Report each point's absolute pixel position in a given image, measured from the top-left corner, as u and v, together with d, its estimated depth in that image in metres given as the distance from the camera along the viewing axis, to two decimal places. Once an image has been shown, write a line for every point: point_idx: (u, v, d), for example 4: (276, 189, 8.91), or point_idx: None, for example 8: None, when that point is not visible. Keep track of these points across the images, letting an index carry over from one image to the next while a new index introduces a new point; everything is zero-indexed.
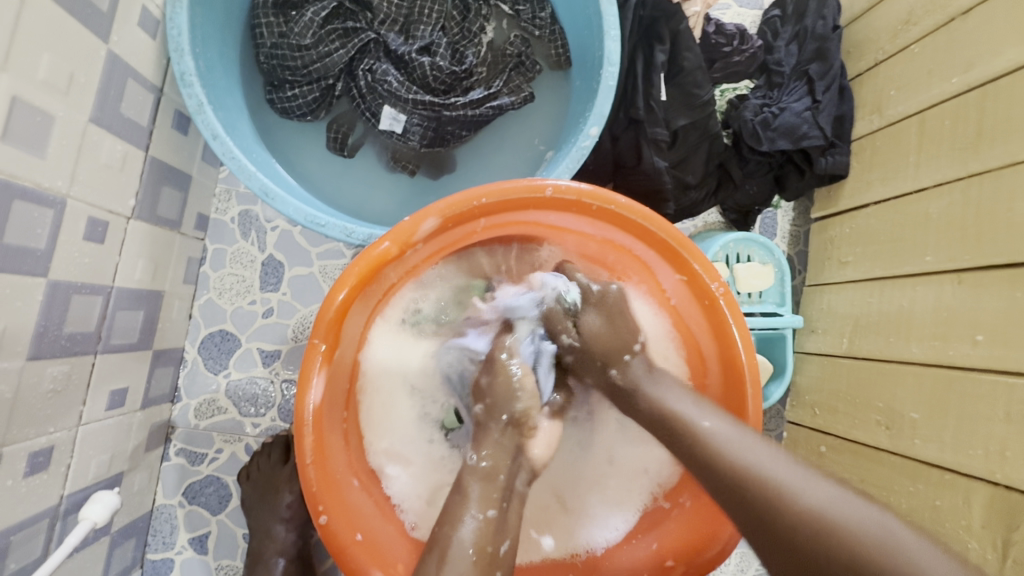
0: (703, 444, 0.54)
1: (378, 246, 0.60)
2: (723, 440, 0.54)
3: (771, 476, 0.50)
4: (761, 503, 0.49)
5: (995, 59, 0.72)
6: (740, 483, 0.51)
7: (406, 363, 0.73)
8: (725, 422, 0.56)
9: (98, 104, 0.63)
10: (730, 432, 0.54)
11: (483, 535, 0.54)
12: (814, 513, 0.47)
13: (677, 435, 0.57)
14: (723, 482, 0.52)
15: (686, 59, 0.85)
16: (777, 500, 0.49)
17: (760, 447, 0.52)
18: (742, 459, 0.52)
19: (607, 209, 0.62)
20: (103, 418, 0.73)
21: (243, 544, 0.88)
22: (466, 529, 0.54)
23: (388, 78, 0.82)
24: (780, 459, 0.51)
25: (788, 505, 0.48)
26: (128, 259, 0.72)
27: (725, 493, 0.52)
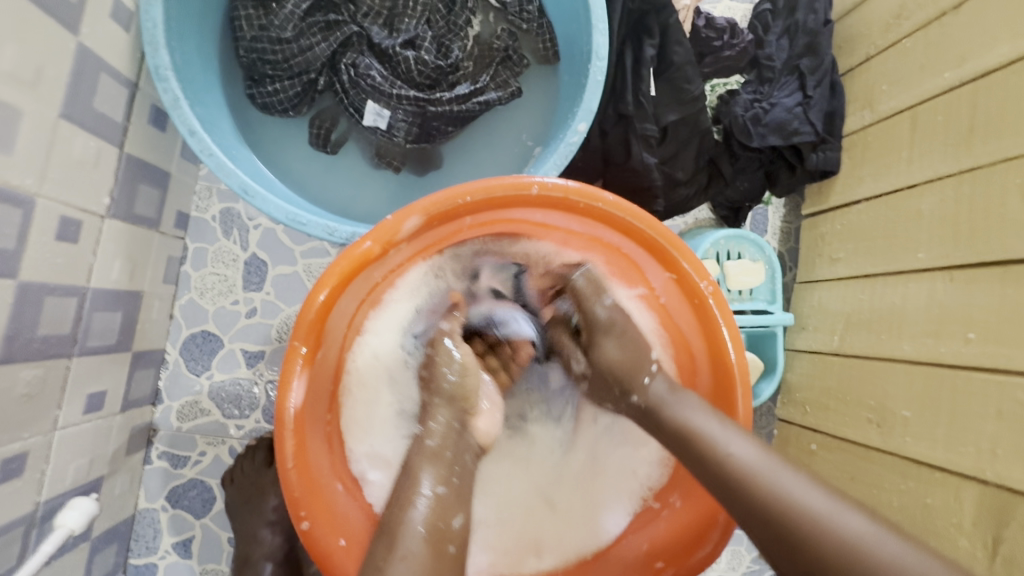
0: (732, 471, 0.50)
1: (360, 245, 0.58)
2: (753, 466, 0.49)
3: (806, 507, 0.45)
4: (794, 537, 0.44)
5: (988, 53, 0.71)
6: (771, 513, 0.46)
7: (387, 360, 0.72)
8: (757, 448, 0.50)
9: (68, 99, 0.61)
10: (764, 461, 0.49)
11: (435, 513, 0.52)
12: (853, 546, 0.42)
13: (702, 455, 0.52)
14: (753, 512, 0.47)
15: (676, 54, 0.84)
16: (815, 537, 0.43)
17: (795, 478, 0.47)
18: (775, 488, 0.47)
19: (594, 207, 0.61)
20: (80, 422, 0.71)
21: (228, 548, 0.87)
22: (418, 509, 0.52)
23: (372, 72, 0.80)
24: (814, 488, 0.46)
25: (828, 540, 0.43)
26: (103, 258, 0.70)
27: (753, 523, 0.47)
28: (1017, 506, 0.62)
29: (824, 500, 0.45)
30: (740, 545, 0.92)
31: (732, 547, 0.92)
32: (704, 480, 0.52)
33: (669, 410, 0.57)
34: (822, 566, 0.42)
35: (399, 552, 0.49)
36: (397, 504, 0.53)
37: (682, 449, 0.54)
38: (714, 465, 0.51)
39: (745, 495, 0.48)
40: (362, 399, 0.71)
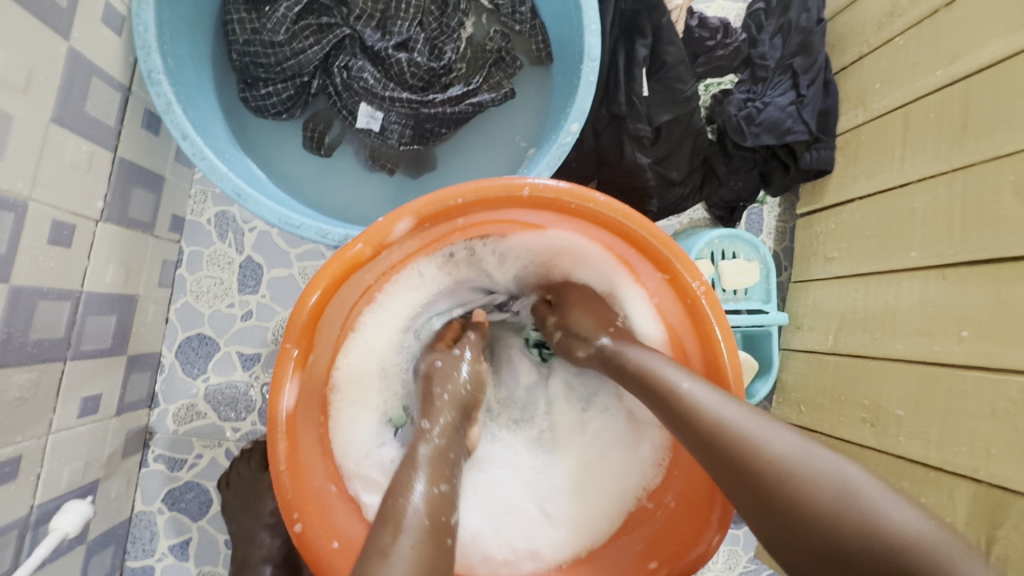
0: (676, 401, 0.50)
1: (351, 247, 0.58)
2: (697, 397, 0.49)
3: (742, 429, 0.45)
4: (731, 456, 0.45)
5: (979, 51, 0.71)
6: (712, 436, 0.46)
7: (383, 350, 0.72)
8: (704, 384, 0.51)
9: (59, 103, 0.61)
10: (709, 394, 0.49)
11: (435, 505, 0.49)
12: (780, 460, 0.42)
13: (653, 390, 0.53)
14: (695, 435, 0.48)
15: (669, 54, 0.84)
16: (749, 453, 0.44)
17: (738, 407, 0.47)
18: (713, 414, 0.47)
19: (586, 207, 0.61)
20: (75, 425, 0.71)
21: (225, 550, 0.87)
22: (417, 498, 0.49)
23: (364, 74, 0.80)
24: (756, 416, 0.46)
25: (759, 455, 0.43)
26: (97, 262, 0.71)
27: (696, 446, 0.48)
28: (1011, 504, 0.62)
29: (762, 423, 0.45)
30: (737, 545, 0.92)
31: (729, 546, 0.92)
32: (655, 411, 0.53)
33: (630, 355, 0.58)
34: (758, 483, 0.43)
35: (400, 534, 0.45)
36: (396, 492, 0.50)
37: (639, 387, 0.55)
38: (660, 395, 0.52)
39: (688, 422, 0.49)
40: (349, 396, 0.70)
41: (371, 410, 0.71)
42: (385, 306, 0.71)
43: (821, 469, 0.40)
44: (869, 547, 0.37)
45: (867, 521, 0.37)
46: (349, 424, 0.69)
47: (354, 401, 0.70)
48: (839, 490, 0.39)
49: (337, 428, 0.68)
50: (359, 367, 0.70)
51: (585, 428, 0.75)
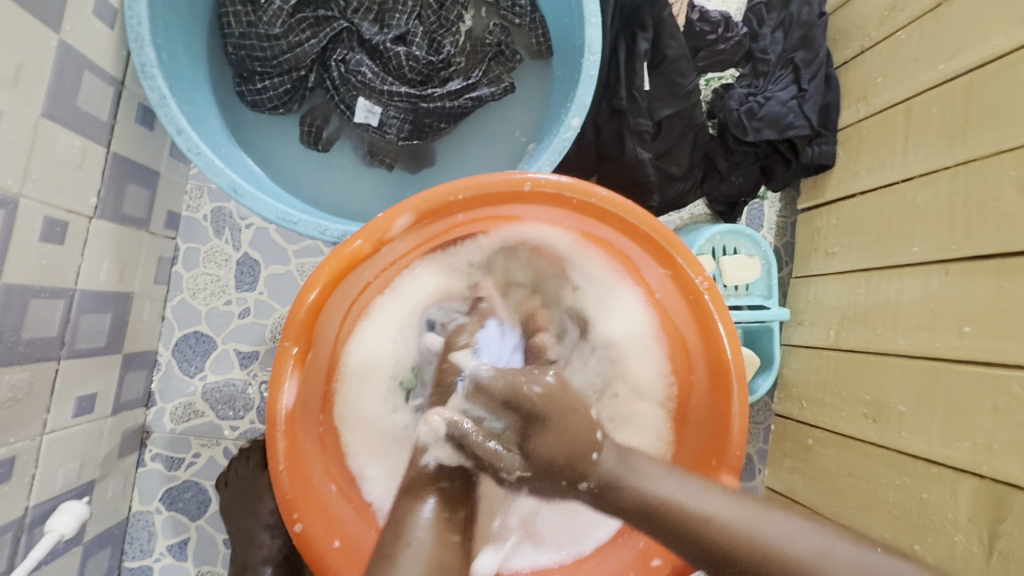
0: (674, 515, 0.50)
1: (351, 244, 0.57)
2: (698, 504, 0.50)
3: (751, 534, 0.48)
4: (742, 559, 0.48)
5: (982, 45, 0.71)
6: (726, 549, 0.48)
7: (397, 334, 0.71)
8: (690, 482, 0.52)
9: (50, 97, 0.60)
10: (699, 496, 0.51)
11: (440, 527, 0.54)
12: (784, 556, 0.47)
13: (644, 508, 0.51)
14: (703, 548, 0.49)
15: (670, 48, 0.83)
16: (756, 550, 0.48)
17: (721, 500, 0.50)
18: (718, 521, 0.49)
19: (588, 202, 0.60)
20: (70, 425, 0.70)
21: (224, 550, 0.86)
22: (420, 529, 0.54)
23: (362, 68, 0.79)
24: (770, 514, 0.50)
25: (768, 557, 0.48)
26: (91, 259, 0.69)
27: (709, 560, 0.49)
28: (1013, 500, 0.62)
29: (755, 512, 0.50)
30: None
31: None
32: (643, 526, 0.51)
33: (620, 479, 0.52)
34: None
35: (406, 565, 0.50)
36: (400, 528, 0.54)
37: (625, 509, 0.52)
38: (657, 510, 0.50)
39: (696, 537, 0.49)
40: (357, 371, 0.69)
41: (381, 390, 0.71)
42: (401, 290, 0.71)
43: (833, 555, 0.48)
44: None
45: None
46: (355, 397, 0.70)
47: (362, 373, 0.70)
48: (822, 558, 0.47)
49: (342, 403, 0.69)
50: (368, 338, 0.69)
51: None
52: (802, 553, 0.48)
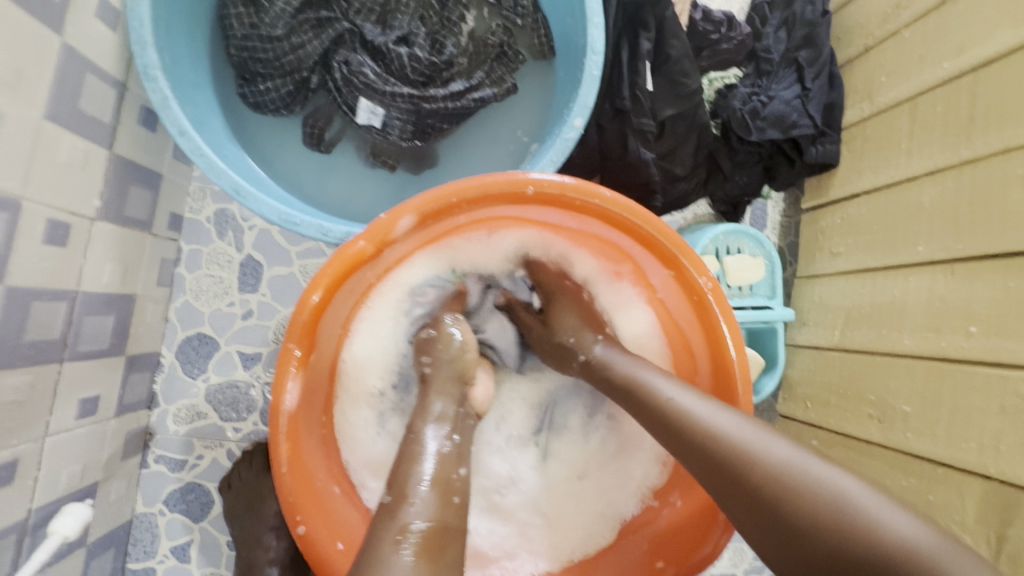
0: (671, 414, 0.52)
1: (354, 245, 0.57)
2: (692, 408, 0.51)
3: (737, 439, 0.47)
4: (735, 470, 0.46)
5: (987, 43, 0.70)
6: (715, 454, 0.47)
7: (391, 337, 0.71)
8: (695, 395, 0.53)
9: (53, 100, 0.60)
10: (713, 411, 0.50)
11: (444, 467, 0.54)
12: (781, 479, 0.43)
13: (646, 406, 0.54)
14: (684, 439, 0.50)
15: (672, 47, 0.83)
16: (725, 443, 0.47)
17: (746, 425, 0.48)
18: (707, 422, 0.49)
19: (591, 203, 0.60)
20: (73, 428, 0.71)
21: (228, 551, 0.86)
22: (425, 465, 0.53)
23: (364, 69, 0.79)
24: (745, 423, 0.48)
25: (757, 472, 0.44)
26: (94, 262, 0.70)
27: (704, 472, 0.48)
28: (1022, 502, 0.61)
29: (757, 433, 0.47)
30: (744, 543, 0.91)
31: (736, 544, 0.91)
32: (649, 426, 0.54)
33: (614, 363, 0.61)
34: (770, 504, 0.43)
35: (409, 500, 0.49)
36: (402, 462, 0.54)
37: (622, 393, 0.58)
38: (653, 407, 0.54)
39: (685, 433, 0.50)
40: (352, 384, 0.70)
41: (379, 397, 0.71)
42: (390, 293, 0.69)
43: (812, 478, 0.42)
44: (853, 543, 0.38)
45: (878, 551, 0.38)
46: (352, 406, 0.70)
47: (355, 384, 0.70)
48: (777, 467, 0.44)
49: (343, 418, 0.69)
50: (366, 339, 0.70)
51: (576, 423, 0.75)
52: (780, 467, 0.44)
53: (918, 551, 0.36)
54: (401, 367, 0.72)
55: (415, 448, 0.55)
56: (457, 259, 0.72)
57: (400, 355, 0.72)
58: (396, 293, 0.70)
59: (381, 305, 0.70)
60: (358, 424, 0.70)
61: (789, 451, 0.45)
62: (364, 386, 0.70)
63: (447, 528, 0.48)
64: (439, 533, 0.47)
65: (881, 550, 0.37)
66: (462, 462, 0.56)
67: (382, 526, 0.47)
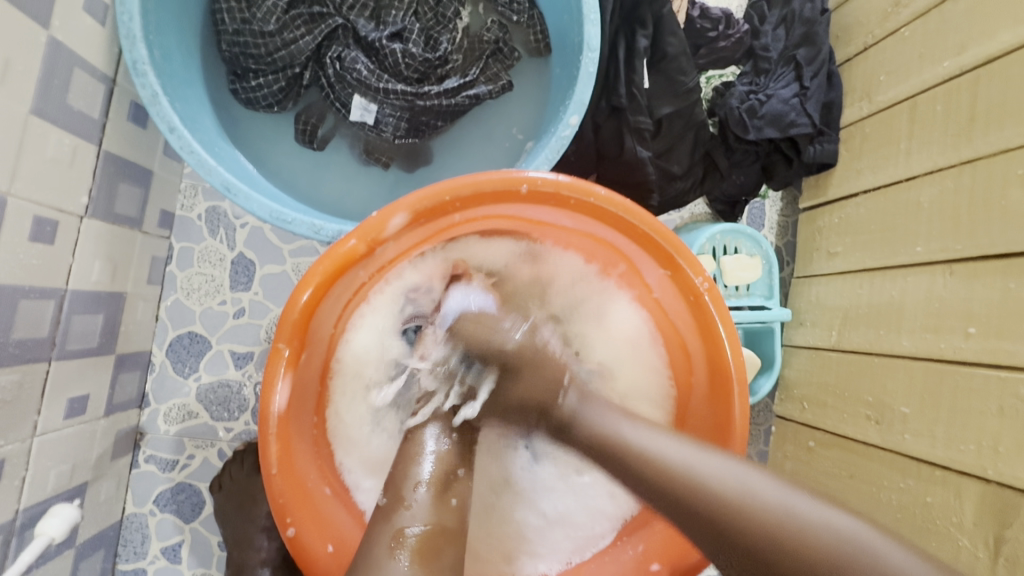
0: (653, 467, 0.48)
1: (345, 244, 0.56)
2: (673, 455, 0.48)
3: (725, 486, 0.45)
4: (726, 520, 0.44)
5: (988, 41, 0.70)
6: (703, 504, 0.45)
7: (386, 329, 0.70)
8: (677, 442, 0.50)
9: (40, 95, 0.59)
10: (694, 455, 0.48)
11: (441, 468, 0.57)
12: (775, 523, 0.42)
13: (620, 460, 0.51)
14: (667, 492, 0.47)
15: (670, 45, 0.82)
16: (711, 490, 0.45)
17: (728, 466, 0.46)
18: (689, 471, 0.46)
19: (587, 202, 0.59)
20: (62, 427, 0.70)
21: (219, 552, 0.85)
22: (421, 467, 0.57)
23: (358, 65, 0.77)
24: (727, 465, 0.47)
25: (750, 518, 0.43)
26: (82, 260, 0.69)
27: (699, 530, 0.45)
28: (1020, 505, 0.61)
29: (742, 475, 0.45)
30: None
31: None
32: (629, 482, 0.50)
33: (585, 414, 0.56)
34: (766, 551, 0.42)
35: (405, 502, 0.53)
36: (400, 465, 0.58)
37: (596, 453, 0.53)
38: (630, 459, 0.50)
39: (667, 484, 0.47)
40: (345, 383, 0.68)
41: (373, 399, 0.70)
42: (385, 291, 0.68)
43: (805, 517, 0.42)
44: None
45: None
46: (345, 407, 0.68)
47: (349, 384, 0.69)
48: (771, 512, 0.42)
49: (335, 419, 0.68)
50: (360, 337, 0.68)
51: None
52: (773, 512, 0.42)
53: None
54: (395, 368, 0.70)
55: None
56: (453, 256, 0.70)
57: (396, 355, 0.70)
58: (391, 291, 0.69)
59: (377, 302, 0.69)
60: (351, 425, 0.69)
61: (777, 491, 0.44)
62: (357, 386, 0.69)
63: (443, 531, 0.52)
64: (434, 535, 0.51)
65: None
66: (460, 461, 0.60)
67: (379, 527, 0.51)
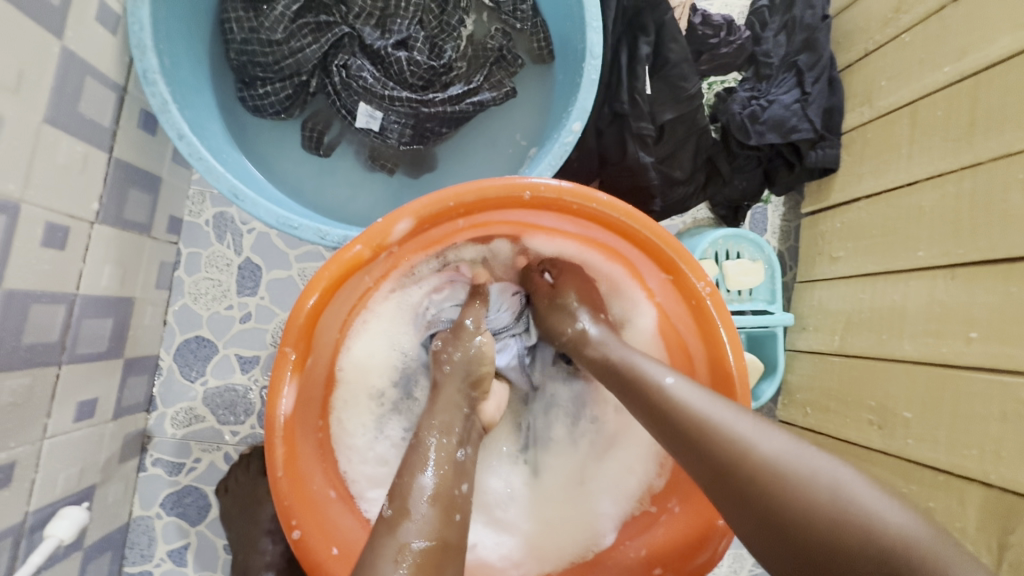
0: (664, 402, 0.52)
1: (350, 249, 0.57)
2: (685, 398, 0.51)
3: (733, 430, 0.47)
4: (730, 462, 0.46)
5: (989, 47, 0.70)
6: (710, 446, 0.47)
7: (390, 342, 0.72)
8: (690, 385, 0.53)
9: (52, 104, 0.60)
10: (706, 401, 0.50)
11: (445, 482, 0.53)
12: (776, 468, 0.43)
13: (638, 395, 0.54)
14: (679, 429, 0.50)
15: (672, 52, 0.82)
16: (718, 433, 0.47)
17: (737, 416, 0.48)
18: (701, 413, 0.49)
19: (589, 207, 0.59)
20: (71, 430, 0.71)
21: (225, 555, 0.86)
22: (427, 477, 0.53)
23: (363, 73, 0.79)
24: (737, 413, 0.49)
25: (752, 461, 0.45)
26: (92, 265, 0.70)
27: (695, 460, 0.48)
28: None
29: (751, 424, 0.47)
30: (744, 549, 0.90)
31: (735, 551, 0.90)
32: (641, 413, 0.54)
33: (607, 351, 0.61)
34: (763, 492, 0.43)
35: (410, 515, 0.49)
36: (404, 471, 0.54)
37: (620, 381, 0.58)
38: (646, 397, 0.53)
39: (677, 422, 0.50)
40: (348, 391, 0.69)
41: (375, 406, 0.71)
42: (387, 298, 0.70)
43: (810, 469, 0.43)
44: (850, 533, 0.39)
45: (873, 543, 0.39)
46: (349, 414, 0.69)
47: (352, 391, 0.70)
48: (772, 458, 0.44)
49: (339, 426, 0.69)
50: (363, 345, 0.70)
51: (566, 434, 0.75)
52: (776, 458, 0.44)
53: (908, 540, 0.38)
54: (399, 372, 0.73)
55: (413, 452, 0.54)
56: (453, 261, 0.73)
57: (396, 362, 0.73)
58: (394, 298, 0.71)
59: (380, 310, 0.70)
60: (355, 432, 0.69)
61: (786, 443, 0.45)
62: (361, 393, 0.70)
63: (447, 546, 0.48)
64: (438, 552, 0.47)
65: (879, 539, 0.39)
66: (463, 475, 0.55)
67: (383, 540, 0.47)
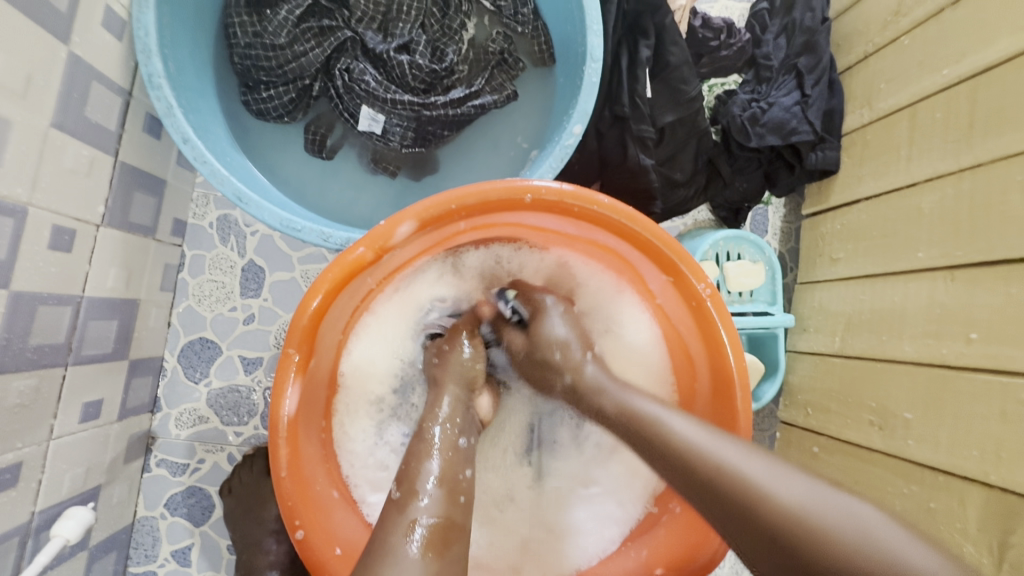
0: (670, 443, 0.50)
1: (353, 251, 0.57)
2: (690, 437, 0.49)
3: (743, 472, 0.45)
4: (744, 505, 0.43)
5: (988, 49, 0.70)
6: (722, 490, 0.45)
7: (392, 345, 0.72)
8: (697, 425, 0.51)
9: (59, 109, 0.61)
10: (714, 441, 0.48)
11: (449, 468, 0.54)
12: (792, 514, 0.41)
13: (643, 436, 0.52)
14: (685, 470, 0.48)
15: (672, 54, 0.83)
16: (728, 474, 0.45)
17: (747, 455, 0.46)
18: (709, 454, 0.47)
19: (590, 210, 0.60)
20: (77, 431, 0.71)
21: (228, 555, 0.86)
22: (433, 462, 0.54)
23: (366, 77, 0.80)
24: (748, 453, 0.47)
25: (766, 504, 0.42)
26: (98, 267, 0.71)
27: (706, 501, 0.46)
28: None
29: (762, 465, 0.45)
30: None
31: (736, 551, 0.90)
32: (648, 451, 0.52)
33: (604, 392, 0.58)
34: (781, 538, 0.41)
35: (417, 496, 0.50)
36: (411, 459, 0.55)
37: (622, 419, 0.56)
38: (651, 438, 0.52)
39: (686, 463, 0.48)
40: (352, 392, 0.70)
41: (378, 407, 0.72)
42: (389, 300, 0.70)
43: (828, 513, 0.40)
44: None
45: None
46: (352, 414, 0.70)
47: (355, 393, 0.70)
48: (787, 503, 0.42)
49: (343, 427, 0.69)
50: (365, 347, 0.70)
51: (566, 436, 0.75)
52: (792, 503, 0.41)
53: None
54: (401, 376, 0.73)
55: (415, 454, 0.55)
56: (456, 263, 0.73)
57: (398, 364, 0.73)
58: (395, 300, 0.71)
59: (381, 312, 0.70)
60: (359, 433, 0.70)
61: (801, 485, 0.43)
62: (363, 394, 0.71)
63: (453, 525, 0.49)
64: (444, 529, 0.48)
65: None
66: (468, 460, 0.57)
67: (393, 519, 0.47)
